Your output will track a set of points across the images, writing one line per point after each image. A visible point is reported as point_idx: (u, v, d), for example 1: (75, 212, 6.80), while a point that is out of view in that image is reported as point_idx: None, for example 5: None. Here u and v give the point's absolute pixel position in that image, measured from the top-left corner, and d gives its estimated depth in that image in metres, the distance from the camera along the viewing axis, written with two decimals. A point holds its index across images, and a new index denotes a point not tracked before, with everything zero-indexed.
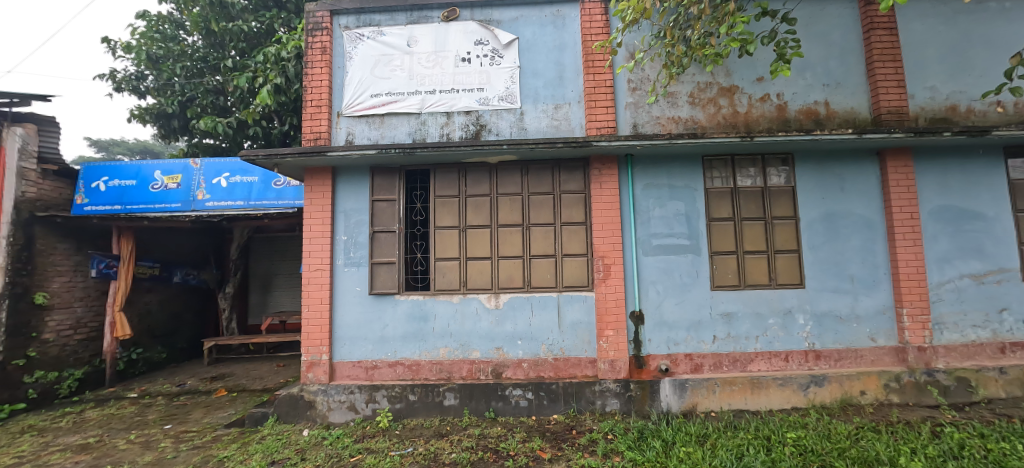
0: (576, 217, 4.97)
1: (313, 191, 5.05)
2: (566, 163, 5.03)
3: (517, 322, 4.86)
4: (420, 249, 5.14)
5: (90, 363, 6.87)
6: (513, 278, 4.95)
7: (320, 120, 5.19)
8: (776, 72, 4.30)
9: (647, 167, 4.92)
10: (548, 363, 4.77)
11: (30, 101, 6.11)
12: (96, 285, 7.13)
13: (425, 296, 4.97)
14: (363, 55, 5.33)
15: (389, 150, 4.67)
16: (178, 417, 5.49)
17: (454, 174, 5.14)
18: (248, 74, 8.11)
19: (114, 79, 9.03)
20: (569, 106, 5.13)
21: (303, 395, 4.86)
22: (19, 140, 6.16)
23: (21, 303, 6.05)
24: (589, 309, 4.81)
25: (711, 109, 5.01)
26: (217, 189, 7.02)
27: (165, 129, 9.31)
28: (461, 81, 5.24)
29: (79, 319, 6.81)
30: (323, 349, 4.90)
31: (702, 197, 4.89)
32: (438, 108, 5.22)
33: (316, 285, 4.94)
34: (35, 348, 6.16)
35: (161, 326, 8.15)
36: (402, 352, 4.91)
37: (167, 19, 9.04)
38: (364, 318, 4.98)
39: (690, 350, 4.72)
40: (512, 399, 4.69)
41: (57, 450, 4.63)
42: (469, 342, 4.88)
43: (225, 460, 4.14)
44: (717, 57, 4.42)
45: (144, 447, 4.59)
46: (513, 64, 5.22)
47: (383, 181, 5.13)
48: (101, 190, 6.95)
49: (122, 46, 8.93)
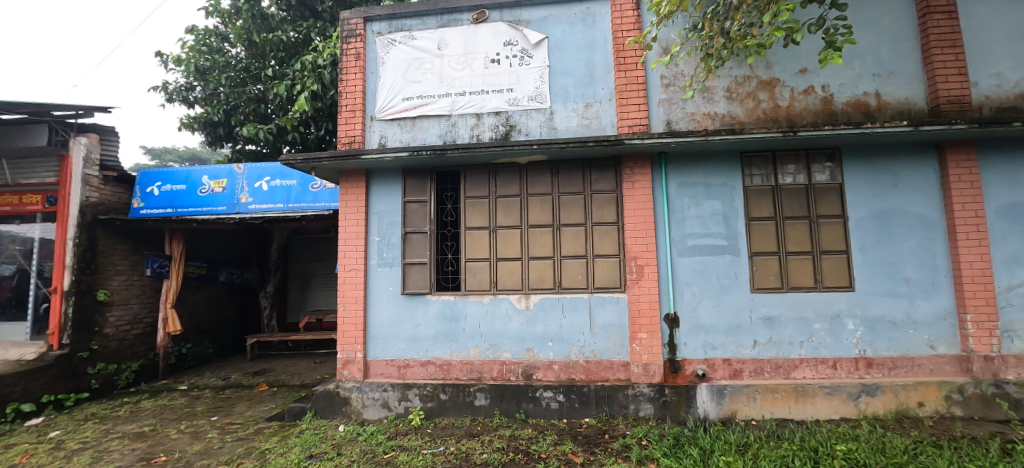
0: (607, 217, 4.86)
1: (347, 193, 5.19)
2: (598, 162, 4.93)
3: (548, 323, 4.81)
4: (451, 249, 5.19)
5: (145, 357, 7.31)
6: (543, 279, 4.90)
7: (354, 124, 5.34)
8: (825, 61, 4.01)
9: (683, 165, 4.76)
10: (579, 365, 4.70)
11: (92, 112, 6.55)
12: (151, 284, 7.57)
13: (455, 296, 5.00)
14: (394, 59, 5.43)
15: (420, 152, 4.72)
16: (224, 409, 5.75)
17: (485, 176, 5.15)
18: (287, 83, 8.46)
19: (166, 90, 9.57)
20: (599, 104, 5.03)
21: (338, 392, 5.01)
22: (84, 149, 6.67)
23: (85, 299, 6.50)
24: (621, 312, 4.70)
25: (750, 104, 4.79)
26: (259, 193, 7.28)
27: (212, 136, 9.78)
28: (491, 82, 5.25)
29: (136, 315, 7.26)
30: (357, 347, 5.03)
31: (741, 195, 4.68)
32: (468, 109, 5.24)
33: (351, 284, 5.08)
34: (98, 341, 6.64)
35: (208, 322, 8.58)
36: (434, 352, 4.96)
37: (213, 32, 9.51)
38: (396, 317, 5.06)
39: (729, 355, 4.53)
40: (543, 401, 4.65)
41: (116, 437, 4.94)
42: (499, 343, 4.87)
43: (267, 452, 4.30)
44: (759, 49, 4.18)
45: (193, 437, 4.83)
46: (542, 63, 5.18)
47: (414, 182, 5.20)
48: (155, 195, 7.33)
49: (173, 59, 9.44)
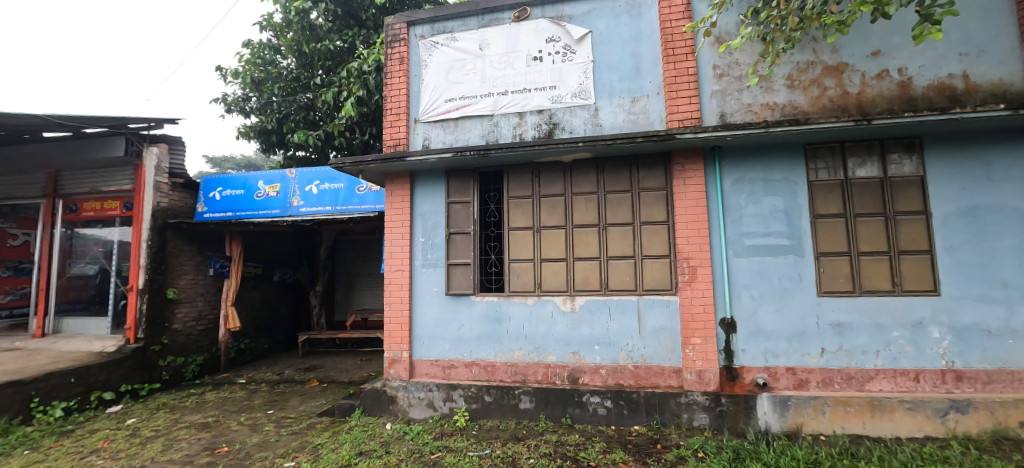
0: (657, 216, 4.65)
1: (393, 195, 5.27)
2: (645, 158, 4.72)
3: (594, 326, 4.67)
4: (494, 250, 5.15)
5: (209, 351, 7.78)
6: (589, 281, 4.76)
7: (399, 127, 5.42)
8: (921, 37, 3.61)
9: (739, 160, 4.48)
10: (628, 371, 4.52)
11: (162, 124, 7.02)
12: (213, 283, 8.03)
13: (499, 297, 4.95)
14: (437, 61, 5.46)
15: (464, 153, 4.70)
16: (279, 403, 5.99)
17: (528, 175, 5.06)
18: (335, 90, 8.75)
19: (225, 102, 10.16)
20: (647, 98, 4.83)
21: (385, 390, 5.09)
22: (155, 158, 7.18)
23: (157, 297, 6.99)
24: (673, 315, 4.48)
25: (814, 92, 4.44)
26: (310, 196, 7.55)
27: (266, 144, 10.28)
28: (533, 80, 5.16)
29: (200, 312, 7.73)
30: (403, 347, 5.09)
31: (805, 190, 4.34)
32: (511, 108, 5.18)
33: (397, 284, 5.15)
34: (168, 336, 7.13)
35: (264, 319, 9.01)
36: (478, 353, 4.94)
37: (267, 45, 9.98)
38: (441, 317, 5.08)
39: (793, 364, 4.21)
40: (590, 407, 4.52)
41: (183, 427, 5.25)
42: (544, 346, 4.78)
43: (319, 446, 4.42)
44: (840, 27, 3.84)
45: (252, 429, 5.05)
46: (586, 59, 5.03)
47: (458, 183, 5.20)
48: (217, 199, 7.77)
49: (232, 72, 10.00)
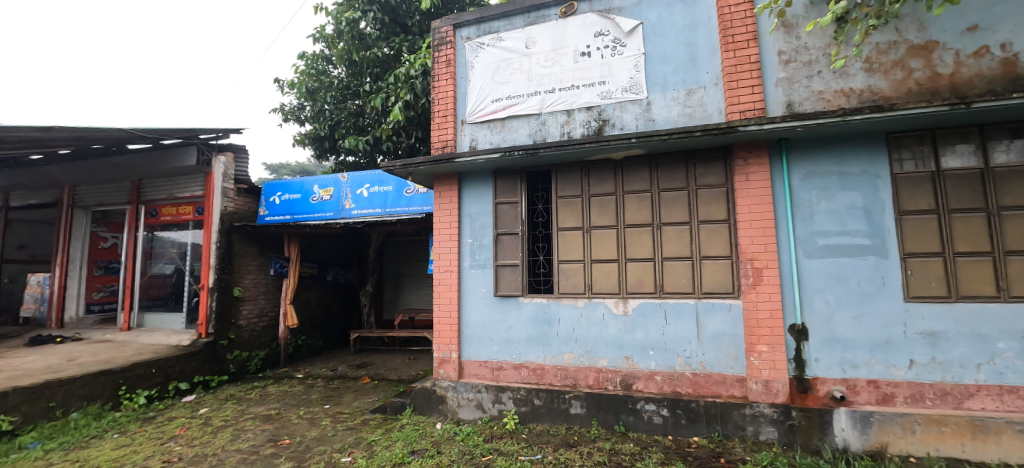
0: (716, 215, 4.38)
1: (441, 196, 5.30)
2: (703, 153, 4.46)
3: (648, 330, 4.47)
4: (543, 251, 5.06)
5: (270, 347, 8.21)
6: (642, 283, 4.56)
7: (446, 129, 5.46)
8: None
9: (809, 153, 4.13)
10: (685, 378, 4.29)
11: (228, 134, 7.48)
12: (274, 282, 8.46)
13: (549, 299, 4.85)
14: (483, 62, 5.44)
15: (513, 153, 4.64)
16: (334, 398, 6.20)
17: (577, 174, 4.93)
18: (383, 95, 8.99)
19: (283, 111, 10.70)
20: (704, 90, 4.56)
21: (435, 390, 5.13)
22: (222, 167, 7.68)
23: (225, 295, 7.45)
24: (735, 320, 4.21)
25: (898, 75, 4.02)
26: (361, 199, 7.78)
27: (319, 150, 10.73)
28: (581, 76, 5.02)
29: (262, 310, 8.16)
30: (452, 347, 5.11)
31: (888, 185, 3.93)
32: (558, 106, 5.07)
33: (446, 285, 5.18)
34: (234, 332, 7.57)
35: (318, 317, 9.40)
36: (527, 356, 4.87)
37: (320, 56, 10.42)
38: (489, 319, 5.05)
39: (876, 376, 3.83)
40: (645, 415, 4.32)
41: (249, 418, 5.53)
42: (595, 350, 4.63)
43: (373, 443, 4.51)
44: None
45: (310, 423, 5.25)
46: (637, 51, 4.83)
47: (505, 183, 5.14)
48: (277, 204, 8.17)
49: (288, 83, 10.52)
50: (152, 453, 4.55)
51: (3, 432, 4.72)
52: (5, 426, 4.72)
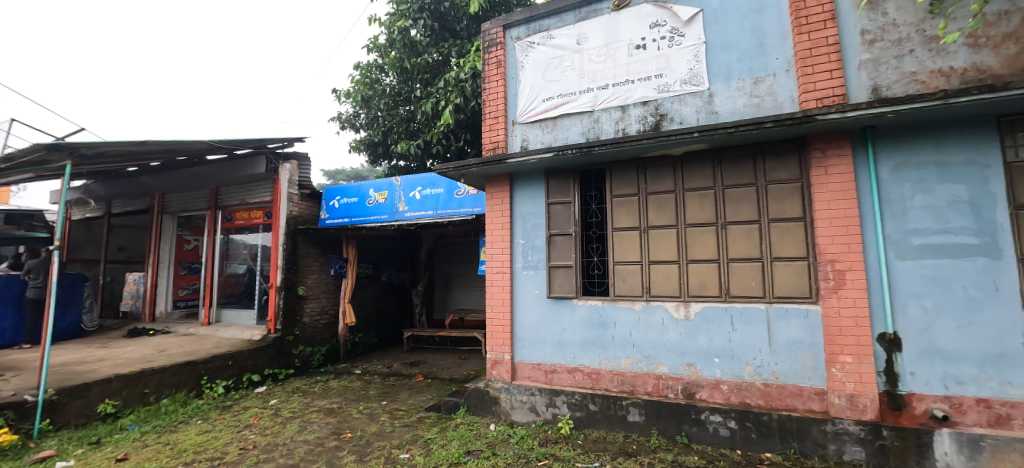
0: (789, 212, 4.04)
1: (493, 197, 5.29)
2: (773, 146, 4.14)
3: (713, 336, 4.20)
4: (597, 252, 4.90)
5: (331, 343, 8.58)
6: (706, 286, 4.29)
7: (497, 130, 5.44)
8: None
9: (900, 142, 3.71)
10: (755, 389, 3.99)
11: (292, 143, 7.90)
12: (333, 281, 8.82)
13: (604, 301, 4.69)
14: (534, 61, 5.36)
15: (566, 151, 4.52)
16: (391, 395, 6.36)
17: (633, 172, 4.73)
18: (434, 100, 9.15)
19: (340, 120, 11.19)
20: (773, 78, 4.22)
21: (488, 391, 5.11)
22: (288, 173, 8.15)
23: (291, 294, 7.87)
24: (812, 327, 3.85)
25: (1011, 50, 3.51)
26: (413, 201, 7.92)
27: (373, 155, 11.12)
28: (636, 70, 4.81)
29: (323, 308, 8.56)
30: (505, 349, 5.08)
31: (1000, 175, 3.44)
32: (612, 102, 4.89)
33: (498, 286, 5.16)
34: (299, 328, 7.98)
35: (374, 315, 9.72)
36: (582, 359, 4.73)
37: (373, 66, 10.77)
38: (543, 321, 4.96)
39: (986, 394, 3.36)
40: (710, 426, 4.07)
41: (314, 410, 5.79)
42: (654, 355, 4.42)
43: (429, 441, 4.56)
44: None
45: (370, 418, 5.40)
46: (697, 41, 4.57)
47: (558, 183, 5.03)
48: (336, 207, 8.46)
49: (345, 93, 10.98)
50: (230, 439, 4.86)
51: (108, 414, 5.25)
52: (109, 409, 5.24)
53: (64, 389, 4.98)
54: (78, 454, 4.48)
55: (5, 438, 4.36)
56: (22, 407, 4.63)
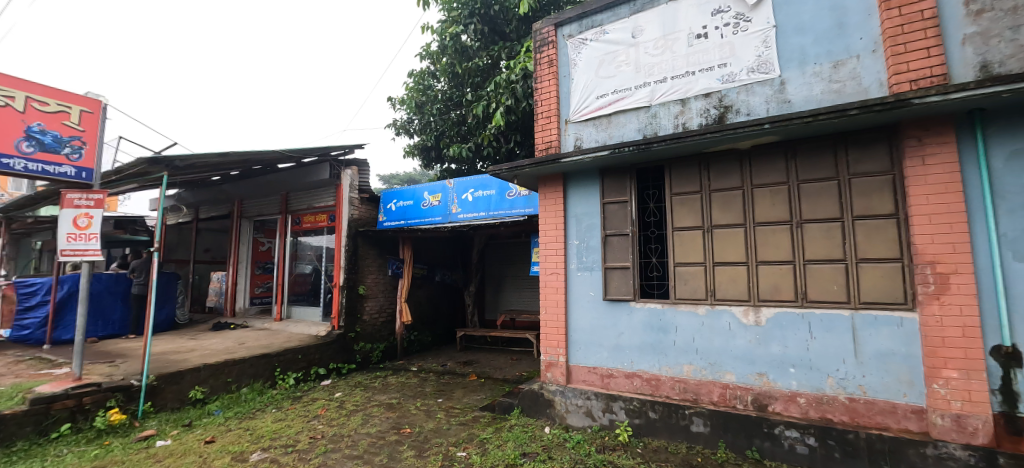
0: (877, 208, 3.64)
1: (546, 198, 5.21)
2: (857, 136, 3.75)
3: (787, 344, 3.87)
4: (655, 253, 4.68)
5: (388, 340, 8.86)
6: (779, 290, 3.97)
7: (550, 130, 5.36)
8: None
9: (1016, 126, 3.23)
10: (839, 404, 3.65)
11: (352, 150, 8.25)
12: (390, 281, 9.10)
13: (664, 305, 4.46)
14: (586, 58, 5.22)
15: (622, 149, 4.35)
16: (446, 393, 6.45)
17: (695, 168, 4.47)
18: (484, 103, 9.22)
19: (395, 126, 11.57)
20: (856, 60, 3.83)
21: (543, 393, 5.03)
22: (349, 179, 8.53)
23: (352, 293, 8.22)
24: (907, 338, 3.45)
25: None
26: (466, 203, 7.97)
27: (427, 159, 11.41)
28: (697, 60, 4.54)
29: (382, 306, 8.86)
30: (560, 351, 4.98)
31: None
32: (671, 96, 4.65)
33: (552, 288, 5.07)
34: (360, 326, 8.31)
35: (428, 314, 9.93)
36: (640, 365, 4.53)
37: (426, 72, 11.01)
38: (598, 323, 4.80)
39: None
40: (785, 442, 3.75)
41: (375, 405, 5.99)
42: (720, 363, 4.14)
43: (485, 441, 4.55)
44: None
45: (427, 415, 5.50)
46: (765, 25, 4.24)
47: (613, 182, 4.86)
48: (393, 210, 8.73)
49: (399, 100, 11.34)
50: (301, 428, 5.12)
51: (198, 399, 5.72)
52: (199, 395, 5.71)
53: (162, 376, 5.48)
54: (173, 434, 4.90)
55: (116, 417, 4.90)
56: (129, 391, 5.15)
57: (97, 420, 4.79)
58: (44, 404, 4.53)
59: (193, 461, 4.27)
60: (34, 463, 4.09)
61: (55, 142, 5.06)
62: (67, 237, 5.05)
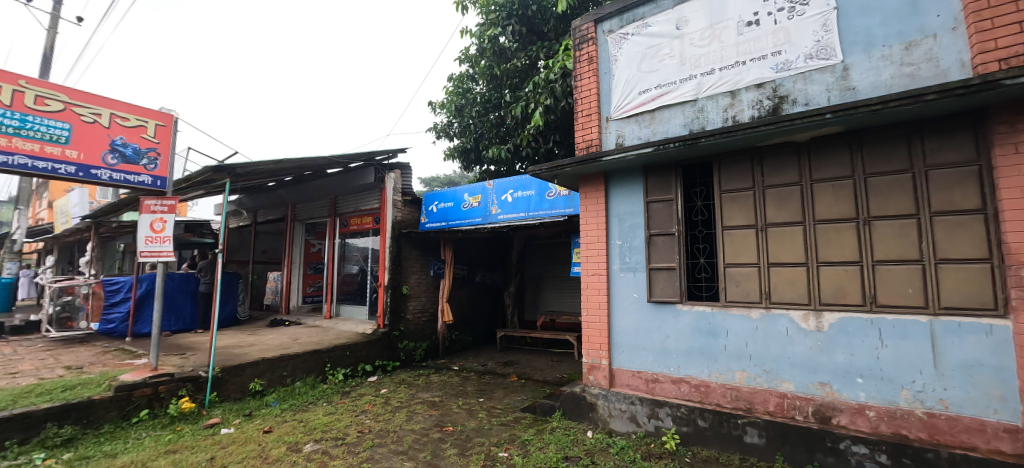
0: (959, 202, 3.29)
1: (587, 197, 5.08)
2: (934, 124, 3.41)
3: (854, 352, 3.58)
4: (703, 253, 4.46)
5: (431, 339, 8.99)
6: (843, 293, 3.66)
7: (590, 128, 5.23)
8: None
9: None
10: (915, 418, 3.34)
11: (395, 154, 8.43)
12: (432, 282, 9.21)
13: (713, 308, 4.23)
14: (628, 53, 5.05)
15: (668, 144, 4.17)
16: (487, 393, 6.44)
17: (746, 163, 4.22)
18: (523, 103, 9.17)
19: (436, 130, 11.74)
20: (933, 39, 3.48)
21: (585, 396, 4.90)
22: (393, 182, 8.72)
23: (396, 293, 8.39)
24: (997, 347, 3.11)
25: None
26: (505, 204, 7.91)
27: (466, 161, 11.50)
28: (747, 49, 4.28)
29: (424, 306, 8.99)
30: (602, 354, 4.84)
31: None
32: (719, 88, 4.41)
33: (594, 289, 4.94)
34: (403, 325, 8.47)
35: (469, 314, 9.99)
36: (688, 370, 4.32)
37: (465, 76, 11.10)
38: (643, 326, 4.63)
39: None
40: (852, 458, 3.46)
41: (418, 402, 6.06)
42: (777, 370, 3.88)
43: (526, 442, 4.49)
44: None
45: (468, 414, 5.50)
46: (824, 8, 3.94)
47: (657, 179, 4.67)
48: (435, 212, 8.86)
49: (439, 104, 11.50)
50: (350, 422, 5.25)
51: (257, 391, 6.02)
52: (258, 387, 6.01)
53: (227, 368, 5.80)
54: (236, 423, 5.18)
55: (187, 405, 5.25)
56: (197, 381, 5.50)
57: (170, 408, 5.15)
58: (127, 391, 4.91)
59: (253, 449, 4.47)
60: (118, 444, 4.44)
61: (135, 154, 5.51)
62: (145, 240, 5.46)
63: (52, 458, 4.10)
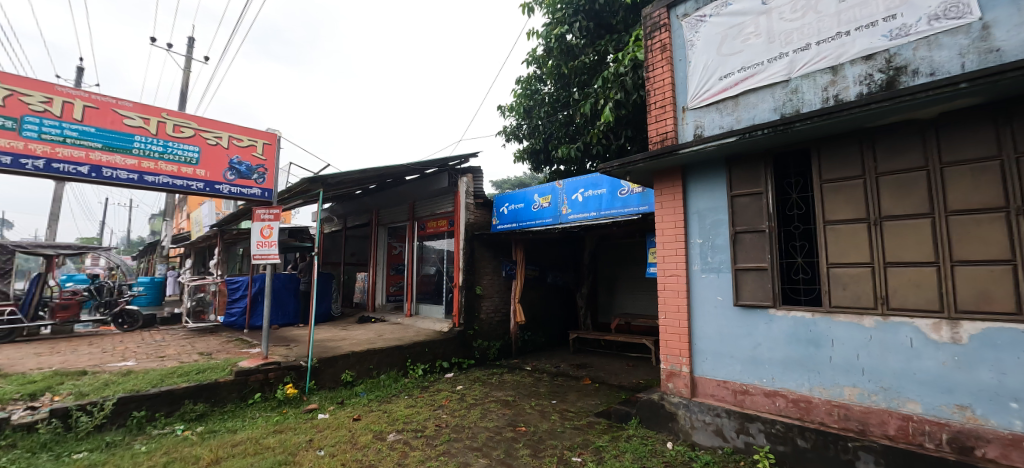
0: None
1: (663, 193, 4.74)
2: None
3: (1004, 370, 2.96)
4: (801, 252, 3.95)
5: (503, 339, 9.00)
6: (988, 300, 3.03)
7: (665, 120, 4.87)
8: None
9: None
10: None
11: (466, 158, 8.56)
12: (503, 282, 9.22)
13: (814, 314, 3.72)
14: (705, 37, 4.64)
15: (756, 131, 3.73)
16: (560, 395, 6.27)
17: (853, 148, 3.66)
18: (592, 100, 8.89)
19: (505, 132, 11.79)
20: None
21: (663, 405, 4.55)
22: (465, 186, 8.88)
23: (469, 293, 8.51)
24: None
25: None
26: (576, 204, 7.69)
27: (535, 162, 11.41)
28: (852, 18, 3.72)
29: (497, 306, 9.03)
30: (682, 361, 4.47)
31: None
32: (816, 65, 3.88)
33: (672, 291, 4.58)
34: (477, 325, 8.56)
35: (541, 315, 9.88)
36: (784, 383, 3.85)
37: (532, 77, 11.03)
38: (729, 333, 4.20)
39: None
40: None
41: (491, 401, 6.06)
42: (899, 388, 3.32)
43: (601, 449, 4.27)
44: None
45: (541, 415, 5.38)
46: None
47: (743, 171, 4.22)
48: (506, 213, 8.89)
49: (508, 108, 11.56)
50: (428, 416, 5.37)
51: (348, 381, 6.34)
52: (349, 378, 6.33)
53: (323, 358, 6.19)
54: (330, 410, 5.52)
55: (292, 390, 5.67)
56: (299, 370, 5.93)
57: (278, 392, 5.59)
58: (244, 376, 5.41)
59: (344, 435, 4.70)
60: (237, 422, 4.92)
61: (248, 170, 6.09)
62: (257, 244, 5.95)
63: (189, 430, 4.68)
